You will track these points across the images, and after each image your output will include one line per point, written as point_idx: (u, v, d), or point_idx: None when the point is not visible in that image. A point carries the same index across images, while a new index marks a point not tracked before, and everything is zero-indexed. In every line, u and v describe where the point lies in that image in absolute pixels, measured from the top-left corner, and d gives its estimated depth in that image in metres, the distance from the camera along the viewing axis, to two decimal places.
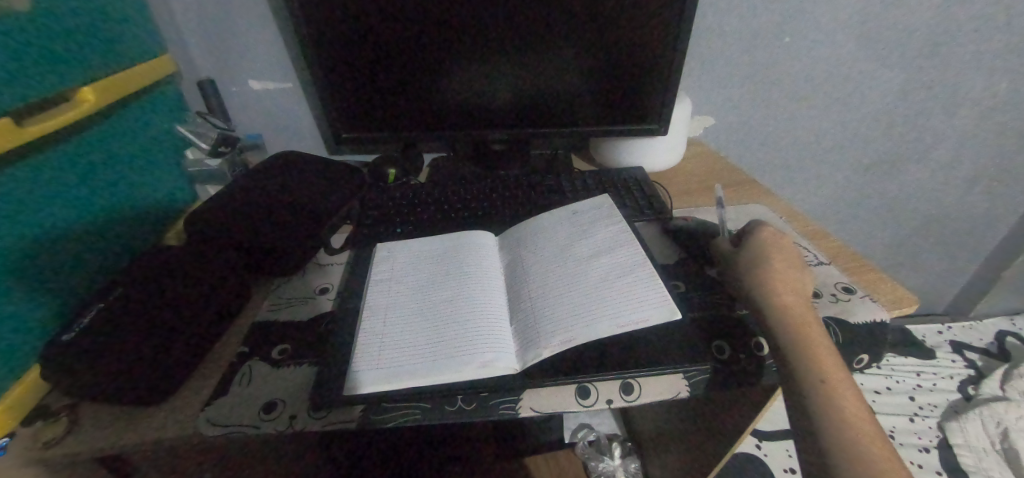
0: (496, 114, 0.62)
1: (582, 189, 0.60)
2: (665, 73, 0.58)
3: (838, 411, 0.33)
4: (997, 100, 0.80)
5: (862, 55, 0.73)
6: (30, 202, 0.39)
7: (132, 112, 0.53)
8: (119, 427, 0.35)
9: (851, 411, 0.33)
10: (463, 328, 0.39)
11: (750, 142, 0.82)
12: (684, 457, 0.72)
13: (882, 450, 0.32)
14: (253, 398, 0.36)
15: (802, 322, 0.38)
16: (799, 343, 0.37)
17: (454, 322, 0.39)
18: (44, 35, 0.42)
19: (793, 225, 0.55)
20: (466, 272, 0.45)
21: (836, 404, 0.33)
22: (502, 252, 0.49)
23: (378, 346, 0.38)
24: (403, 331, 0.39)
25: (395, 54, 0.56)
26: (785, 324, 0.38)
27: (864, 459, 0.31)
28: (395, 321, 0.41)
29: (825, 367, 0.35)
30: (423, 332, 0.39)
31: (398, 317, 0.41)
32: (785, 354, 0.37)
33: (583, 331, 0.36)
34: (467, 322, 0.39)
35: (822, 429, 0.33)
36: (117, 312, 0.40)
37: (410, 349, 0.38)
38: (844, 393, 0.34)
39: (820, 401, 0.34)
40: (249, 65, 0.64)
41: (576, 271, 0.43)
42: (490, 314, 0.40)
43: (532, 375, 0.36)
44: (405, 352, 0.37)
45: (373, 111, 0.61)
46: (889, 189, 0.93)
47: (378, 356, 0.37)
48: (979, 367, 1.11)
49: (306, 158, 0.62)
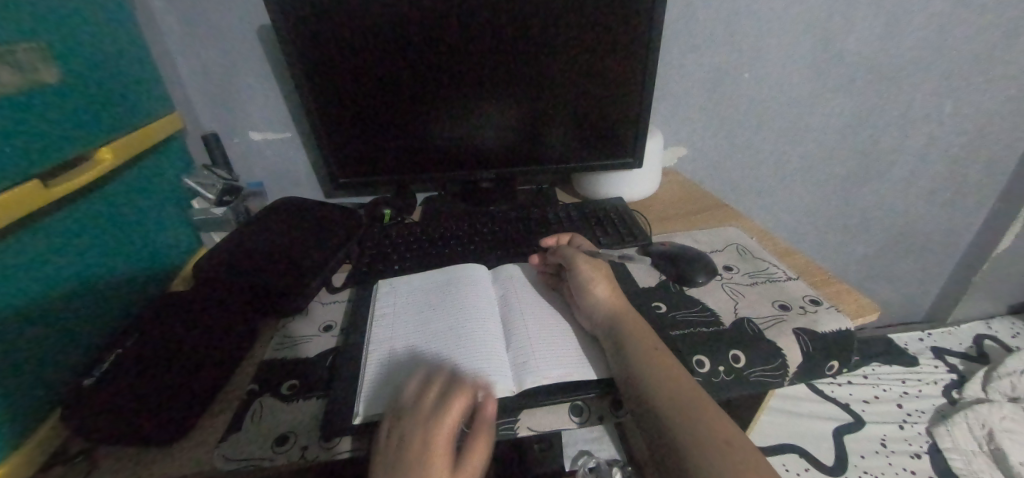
0: (484, 154, 0.67)
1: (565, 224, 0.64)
2: (636, 110, 0.64)
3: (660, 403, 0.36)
4: (942, 117, 0.87)
5: (813, 86, 0.80)
6: (53, 256, 0.42)
7: (144, 166, 0.56)
8: (138, 467, 0.37)
9: (673, 388, 0.37)
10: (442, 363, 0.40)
11: (719, 169, 0.88)
12: None
13: (690, 409, 0.35)
14: (266, 432, 0.38)
15: (635, 328, 0.42)
16: (639, 348, 0.40)
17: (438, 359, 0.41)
18: (69, 103, 0.46)
19: (762, 245, 0.60)
20: (462, 303, 0.48)
21: (661, 383, 0.37)
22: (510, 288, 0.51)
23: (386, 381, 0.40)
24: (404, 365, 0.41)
25: (388, 104, 0.61)
26: (629, 337, 0.41)
27: (662, 395, 0.36)
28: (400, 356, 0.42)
29: (632, 335, 0.41)
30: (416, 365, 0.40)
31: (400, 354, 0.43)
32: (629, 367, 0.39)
33: (575, 369, 0.41)
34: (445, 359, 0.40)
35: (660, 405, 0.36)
36: (133, 359, 0.42)
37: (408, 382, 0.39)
38: (657, 369, 0.38)
39: (651, 384, 0.37)
40: (251, 118, 0.69)
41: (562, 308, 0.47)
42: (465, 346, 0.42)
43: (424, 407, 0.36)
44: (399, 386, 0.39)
45: (369, 156, 0.65)
46: (854, 207, 0.99)
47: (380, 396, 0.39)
48: (961, 371, 1.15)
49: (307, 203, 0.66)
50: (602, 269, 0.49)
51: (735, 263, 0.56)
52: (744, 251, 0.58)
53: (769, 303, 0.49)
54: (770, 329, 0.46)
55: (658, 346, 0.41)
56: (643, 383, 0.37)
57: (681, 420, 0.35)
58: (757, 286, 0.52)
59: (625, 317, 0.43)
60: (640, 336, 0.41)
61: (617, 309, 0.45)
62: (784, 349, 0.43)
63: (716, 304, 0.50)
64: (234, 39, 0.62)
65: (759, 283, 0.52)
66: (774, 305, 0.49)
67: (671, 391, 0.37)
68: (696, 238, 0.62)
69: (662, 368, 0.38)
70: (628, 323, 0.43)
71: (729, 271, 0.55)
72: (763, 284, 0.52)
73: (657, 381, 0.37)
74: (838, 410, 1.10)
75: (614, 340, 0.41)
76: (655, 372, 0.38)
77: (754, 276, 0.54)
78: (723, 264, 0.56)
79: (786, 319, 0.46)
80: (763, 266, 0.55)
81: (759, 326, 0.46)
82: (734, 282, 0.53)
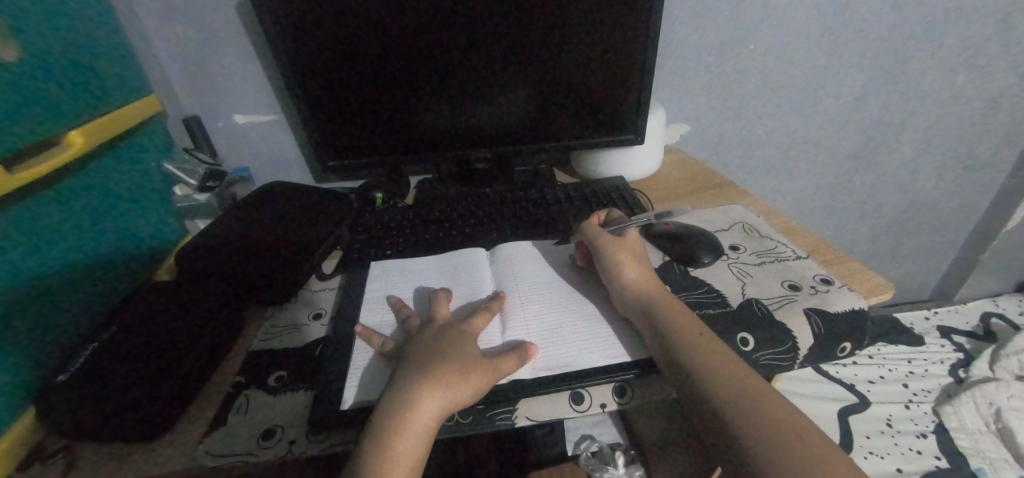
0: (479, 133, 0.64)
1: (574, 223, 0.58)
2: (637, 85, 0.61)
3: (712, 391, 0.34)
4: (956, 89, 0.83)
5: (822, 59, 0.77)
6: (22, 245, 0.40)
7: (119, 151, 0.53)
8: (118, 465, 0.35)
9: (722, 373, 0.35)
10: (447, 346, 0.38)
11: (723, 147, 0.85)
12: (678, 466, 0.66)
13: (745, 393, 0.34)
14: (252, 426, 0.36)
15: (673, 311, 0.40)
16: (679, 332, 0.38)
17: (447, 343, 0.38)
18: (31, 84, 0.43)
19: (770, 223, 0.57)
20: (473, 286, 0.47)
21: (710, 369, 0.35)
22: (529, 276, 0.49)
23: (417, 353, 0.37)
24: (436, 339, 0.38)
25: (377, 81, 0.57)
26: (667, 320, 0.39)
27: (713, 381, 0.35)
28: (426, 331, 0.40)
29: (670, 318, 0.39)
30: (444, 341, 0.38)
31: (428, 328, 0.40)
32: (672, 353, 0.37)
33: (573, 358, 0.39)
34: (453, 341, 0.38)
35: (711, 393, 0.34)
36: (111, 351, 0.40)
37: (424, 363, 0.36)
38: (702, 353, 0.36)
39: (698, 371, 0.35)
40: (234, 100, 0.66)
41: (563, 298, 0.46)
42: (481, 329, 0.40)
43: (441, 378, 0.35)
44: (428, 361, 0.36)
45: (358, 136, 0.62)
46: (862, 183, 0.96)
47: (405, 371, 0.36)
48: (968, 350, 1.14)
49: (295, 187, 0.63)
50: (633, 249, 0.46)
51: (742, 242, 0.54)
52: (751, 230, 0.56)
53: (777, 283, 0.47)
54: (780, 310, 0.43)
55: (699, 329, 0.39)
56: (690, 371, 0.36)
57: (737, 407, 0.33)
58: (765, 266, 0.49)
59: (660, 299, 0.41)
60: (679, 319, 0.39)
61: (648, 291, 0.42)
62: (795, 330, 0.41)
63: (723, 285, 0.47)
64: (211, 15, 0.59)
65: (767, 262, 0.50)
66: (784, 285, 0.46)
67: (720, 377, 0.35)
68: (701, 217, 0.59)
69: (705, 351, 0.37)
70: (664, 306, 0.41)
71: (736, 251, 0.52)
72: (771, 263, 0.50)
73: (705, 367, 0.36)
74: (843, 390, 1.09)
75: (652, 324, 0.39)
76: (699, 356, 0.36)
77: (762, 255, 0.51)
78: (729, 244, 0.54)
79: (796, 300, 0.44)
80: (771, 245, 0.53)
81: (769, 307, 0.44)
82: (741, 263, 0.50)
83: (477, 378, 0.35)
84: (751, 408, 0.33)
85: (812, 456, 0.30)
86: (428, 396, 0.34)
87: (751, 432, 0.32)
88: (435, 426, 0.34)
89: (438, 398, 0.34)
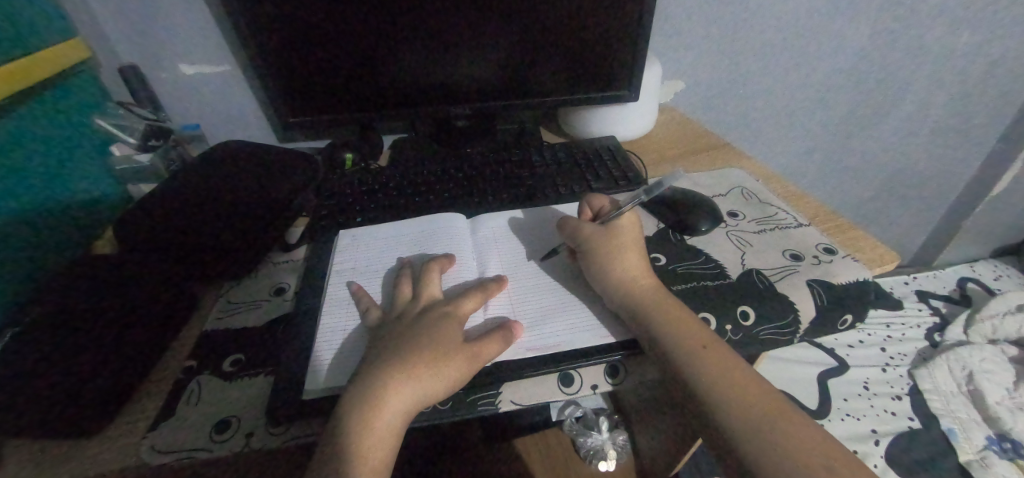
0: (457, 87, 0.58)
1: (564, 189, 0.53)
2: (634, 34, 0.55)
3: (706, 383, 0.32)
4: (960, 49, 0.79)
5: (827, 13, 0.71)
6: None
7: (37, 103, 0.46)
8: (49, 465, 0.31)
9: (716, 365, 0.32)
10: (412, 335, 0.34)
11: (718, 107, 0.81)
12: (654, 435, 0.68)
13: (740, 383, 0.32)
14: (204, 418, 0.33)
15: (663, 298, 0.36)
16: (671, 320, 0.35)
17: (413, 331, 0.34)
18: None
19: (770, 188, 0.54)
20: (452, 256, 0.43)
21: (703, 361, 0.32)
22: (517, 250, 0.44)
23: (382, 344, 0.34)
24: (407, 327, 0.34)
25: (338, 25, 0.50)
26: (658, 307, 0.35)
27: (706, 374, 0.32)
28: (403, 315, 0.36)
29: (661, 305, 0.36)
30: (421, 326, 0.34)
31: (405, 308, 0.37)
32: (662, 342, 0.34)
33: (564, 337, 0.36)
34: (418, 329, 0.34)
35: (704, 386, 0.32)
36: (34, 338, 0.35)
37: (388, 354, 0.32)
38: (695, 344, 0.33)
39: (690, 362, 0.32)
40: (176, 47, 0.57)
41: (549, 273, 0.42)
42: (467, 312, 0.36)
43: (410, 371, 0.31)
44: (394, 355, 0.32)
45: (320, 89, 0.55)
46: (856, 147, 0.93)
47: (367, 365, 0.32)
48: (943, 314, 1.16)
49: (253, 146, 0.57)
50: (627, 236, 0.41)
51: (741, 208, 0.50)
52: (750, 195, 0.53)
53: (778, 252, 0.44)
54: (782, 281, 0.41)
55: (691, 316, 0.36)
56: (682, 363, 0.33)
57: (732, 400, 0.31)
58: (765, 234, 0.46)
59: (652, 287, 0.37)
60: (669, 307, 0.36)
61: (638, 277, 0.38)
62: (796, 302, 0.39)
63: (720, 254, 0.44)
64: None
65: (768, 230, 0.47)
66: (785, 255, 0.44)
67: (714, 369, 0.32)
68: (697, 181, 0.56)
69: (698, 339, 0.34)
70: (654, 292, 0.37)
71: (735, 218, 0.49)
72: (773, 231, 0.47)
73: (697, 357, 0.33)
74: (822, 355, 1.11)
75: (640, 312, 0.35)
76: (693, 346, 0.33)
77: (763, 222, 0.48)
78: (727, 210, 0.50)
79: (798, 270, 0.42)
80: (771, 211, 0.50)
81: (769, 278, 0.41)
82: (740, 230, 0.47)
83: (452, 370, 0.32)
84: (747, 403, 0.31)
85: (812, 450, 0.29)
86: (404, 382, 0.31)
87: (745, 429, 0.30)
88: (405, 421, 0.31)
89: (405, 395, 0.31)
